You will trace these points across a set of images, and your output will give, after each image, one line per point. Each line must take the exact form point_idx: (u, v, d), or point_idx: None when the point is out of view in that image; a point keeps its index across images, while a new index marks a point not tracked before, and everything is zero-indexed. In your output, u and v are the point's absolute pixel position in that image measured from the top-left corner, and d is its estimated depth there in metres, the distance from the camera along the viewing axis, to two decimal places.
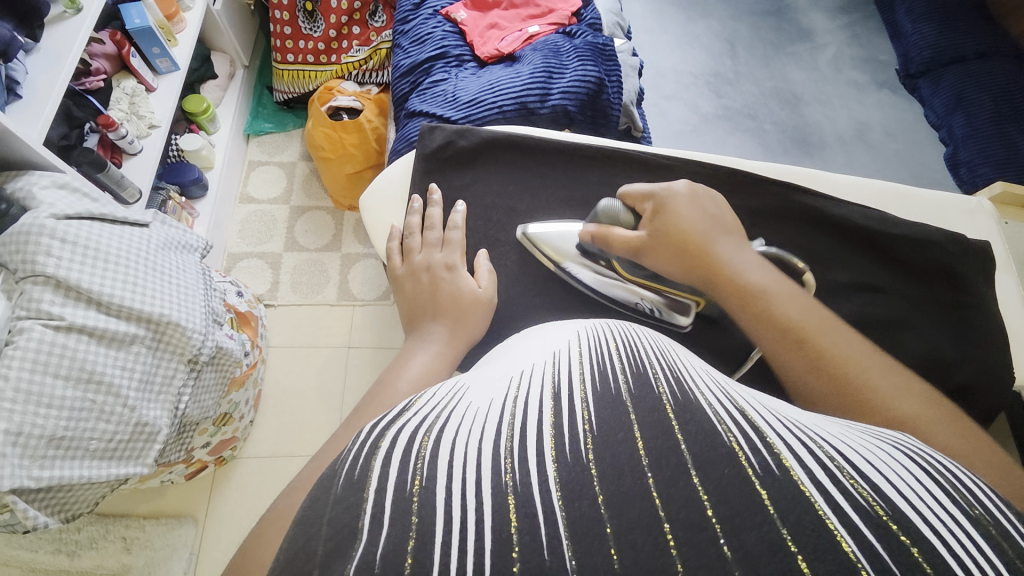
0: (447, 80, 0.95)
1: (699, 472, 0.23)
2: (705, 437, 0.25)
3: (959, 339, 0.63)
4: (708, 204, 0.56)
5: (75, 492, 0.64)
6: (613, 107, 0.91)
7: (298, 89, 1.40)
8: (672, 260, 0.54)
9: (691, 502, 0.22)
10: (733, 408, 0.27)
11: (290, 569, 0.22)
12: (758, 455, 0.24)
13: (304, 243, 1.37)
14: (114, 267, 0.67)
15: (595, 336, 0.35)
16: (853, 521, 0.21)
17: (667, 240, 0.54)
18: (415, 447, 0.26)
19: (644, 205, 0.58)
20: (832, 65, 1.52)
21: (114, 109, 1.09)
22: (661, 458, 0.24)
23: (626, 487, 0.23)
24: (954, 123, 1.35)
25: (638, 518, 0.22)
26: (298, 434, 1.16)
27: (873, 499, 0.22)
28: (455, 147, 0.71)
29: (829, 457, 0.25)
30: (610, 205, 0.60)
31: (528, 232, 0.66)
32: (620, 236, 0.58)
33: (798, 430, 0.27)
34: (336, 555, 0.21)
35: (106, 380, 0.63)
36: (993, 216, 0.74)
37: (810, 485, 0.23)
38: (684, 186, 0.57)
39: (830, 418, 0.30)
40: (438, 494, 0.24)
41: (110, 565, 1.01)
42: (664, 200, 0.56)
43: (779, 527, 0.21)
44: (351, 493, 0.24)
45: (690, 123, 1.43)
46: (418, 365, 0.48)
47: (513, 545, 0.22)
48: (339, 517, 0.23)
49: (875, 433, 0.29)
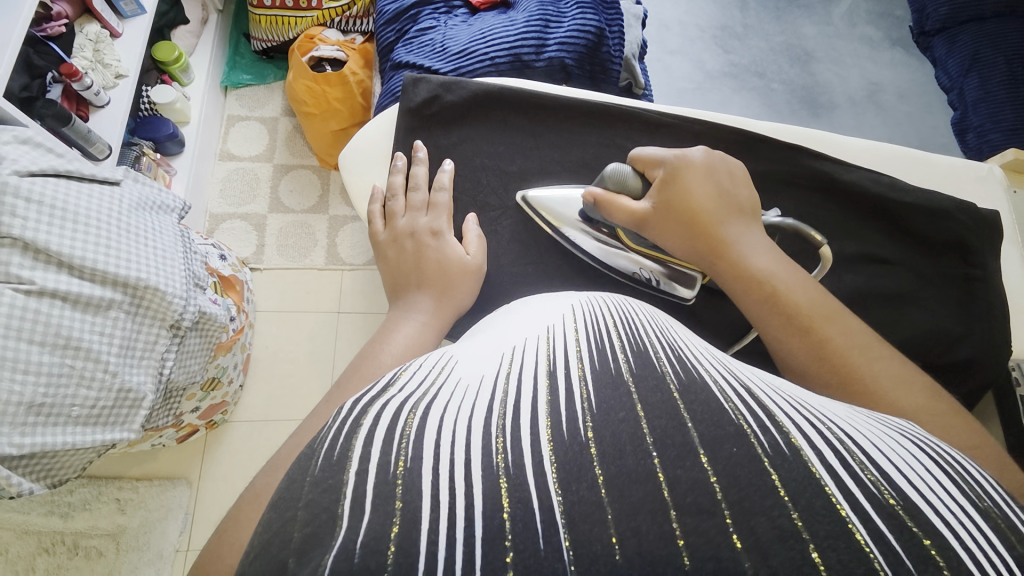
0: (436, 28, 0.88)
1: (706, 452, 0.21)
2: (712, 415, 0.23)
3: (964, 312, 0.63)
4: (721, 176, 0.53)
5: (60, 458, 0.63)
6: (613, 61, 0.85)
7: (277, 37, 1.30)
8: (680, 235, 0.51)
9: (699, 486, 0.20)
10: (740, 387, 0.26)
11: (267, 553, 0.20)
12: (768, 435, 0.23)
13: (289, 204, 1.32)
14: (85, 229, 0.63)
15: (591, 311, 0.33)
16: (864, 509, 0.20)
17: (677, 214, 0.51)
18: (400, 423, 0.23)
19: (654, 171, 0.55)
20: (845, 19, 1.43)
21: (77, 57, 1.01)
22: (665, 438, 0.22)
23: (627, 469, 0.21)
24: (966, 86, 1.30)
25: (641, 502, 0.20)
26: (289, 399, 1.16)
27: (882, 486, 0.21)
28: (441, 102, 0.66)
29: (839, 441, 0.23)
30: (617, 170, 0.56)
31: (528, 196, 0.63)
32: (625, 204, 0.55)
33: (806, 412, 0.25)
34: (314, 540, 0.19)
35: (84, 346, 0.60)
36: (1002, 182, 0.71)
37: (820, 469, 0.21)
38: (698, 155, 0.54)
39: (835, 403, 0.29)
40: (424, 476, 0.21)
41: (105, 525, 1.03)
42: (676, 169, 0.53)
43: (790, 511, 0.19)
44: (330, 475, 0.21)
45: (693, 81, 1.36)
46: (402, 337, 0.46)
47: (506, 533, 0.19)
48: (317, 502, 0.20)
49: (880, 420, 0.28)
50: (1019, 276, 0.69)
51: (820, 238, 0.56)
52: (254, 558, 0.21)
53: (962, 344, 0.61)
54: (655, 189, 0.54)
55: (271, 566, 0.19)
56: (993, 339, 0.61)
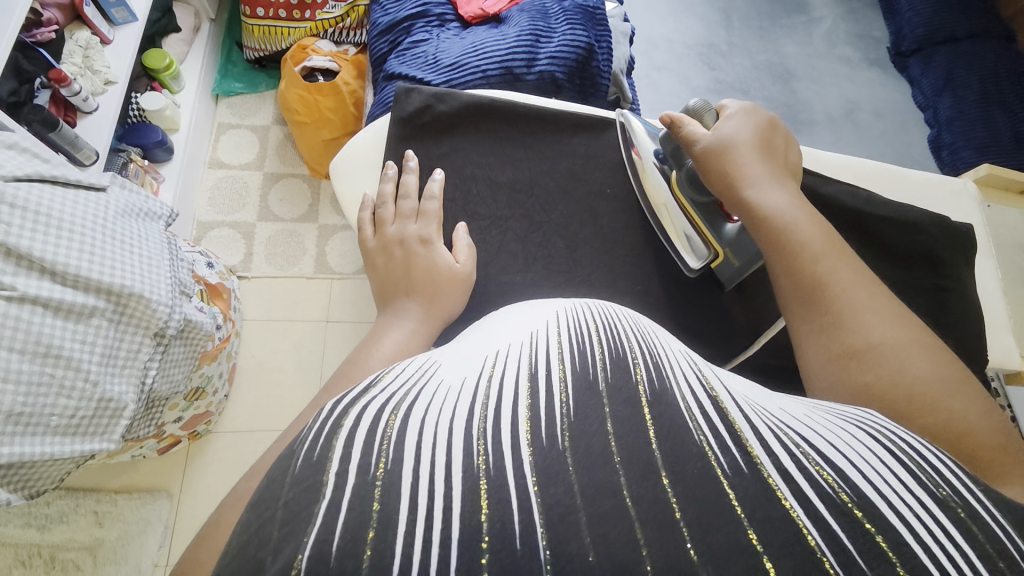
0: (428, 40, 0.89)
1: (669, 472, 0.21)
2: (676, 433, 0.23)
3: (941, 322, 0.64)
4: (768, 135, 0.55)
5: (37, 470, 0.61)
6: (602, 76, 0.87)
7: (270, 46, 1.31)
8: (716, 173, 0.54)
9: (661, 499, 0.21)
10: (704, 397, 0.26)
11: (243, 554, 0.20)
12: (726, 454, 0.23)
13: (279, 212, 1.32)
14: (69, 235, 0.62)
15: (575, 316, 0.34)
16: (822, 515, 0.20)
17: (728, 158, 0.53)
18: (381, 424, 0.23)
19: (723, 113, 0.58)
20: (825, 40, 1.48)
21: (67, 62, 1.00)
22: (633, 453, 0.22)
23: (597, 481, 0.21)
24: (942, 105, 1.35)
25: (609, 513, 0.20)
26: (275, 409, 1.14)
27: (838, 486, 0.22)
28: (433, 112, 0.67)
29: (795, 445, 0.23)
30: (703, 102, 0.59)
31: (620, 117, 0.68)
32: (689, 134, 0.57)
33: (765, 415, 0.25)
34: (288, 538, 0.19)
35: (66, 354, 0.59)
36: (976, 198, 0.74)
37: (777, 479, 0.22)
38: (756, 112, 0.57)
39: (794, 401, 0.29)
40: (404, 478, 0.21)
41: (81, 539, 1.00)
42: (743, 114, 0.56)
43: (745, 525, 0.20)
44: (310, 474, 0.21)
45: (681, 95, 1.40)
46: (391, 343, 0.46)
47: (483, 533, 0.20)
48: (297, 500, 0.20)
49: (832, 411, 0.29)
50: (994, 288, 0.71)
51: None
52: (232, 558, 0.20)
53: None
54: (719, 126, 0.56)
55: (248, 566, 0.19)
56: (968, 346, 0.64)
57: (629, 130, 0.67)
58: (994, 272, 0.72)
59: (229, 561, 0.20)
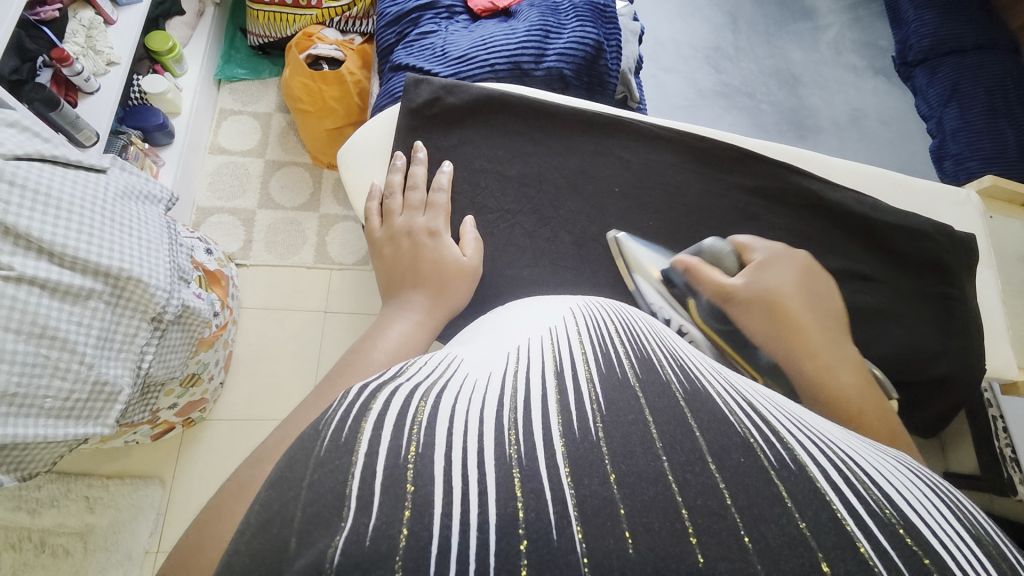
0: (436, 32, 0.89)
1: (715, 461, 0.21)
2: (718, 424, 0.23)
3: (941, 331, 0.66)
4: (817, 282, 0.52)
5: (31, 451, 0.61)
6: (611, 74, 0.86)
7: (274, 33, 1.30)
8: (763, 316, 0.47)
9: (709, 490, 0.20)
10: (738, 401, 0.26)
11: (265, 533, 0.19)
12: (773, 449, 0.22)
13: (279, 200, 1.31)
14: (66, 215, 0.61)
15: (591, 316, 0.34)
16: (868, 525, 0.20)
17: (763, 301, 0.48)
18: (411, 409, 0.22)
19: (752, 256, 0.56)
20: (831, 47, 1.49)
21: (68, 41, 0.99)
22: (675, 442, 0.21)
23: (639, 469, 0.20)
24: (946, 115, 1.35)
25: (652, 501, 0.19)
26: (271, 398, 1.13)
27: (885, 506, 0.21)
28: (442, 104, 0.66)
29: (842, 460, 0.23)
30: (716, 246, 0.59)
31: (619, 237, 0.65)
32: (715, 277, 0.54)
33: (808, 430, 0.25)
34: (319, 523, 0.18)
35: (61, 335, 0.58)
36: (980, 209, 0.74)
37: (825, 484, 0.21)
38: (800, 256, 0.55)
39: (833, 426, 0.29)
40: (436, 462, 0.20)
41: (73, 524, 0.99)
42: (776, 259, 0.54)
43: (798, 520, 0.19)
44: (336, 455, 0.20)
45: (687, 98, 1.40)
46: (396, 334, 0.46)
47: (518, 522, 0.18)
48: (322, 481, 0.19)
49: (879, 448, 0.28)
50: (995, 298, 0.72)
51: (892, 388, 0.55)
52: (252, 538, 0.19)
53: (938, 362, 0.65)
54: (751, 270, 0.53)
55: (271, 551, 0.18)
56: (968, 356, 0.65)
57: (631, 250, 0.64)
58: (996, 283, 0.73)
59: (250, 540, 0.19)
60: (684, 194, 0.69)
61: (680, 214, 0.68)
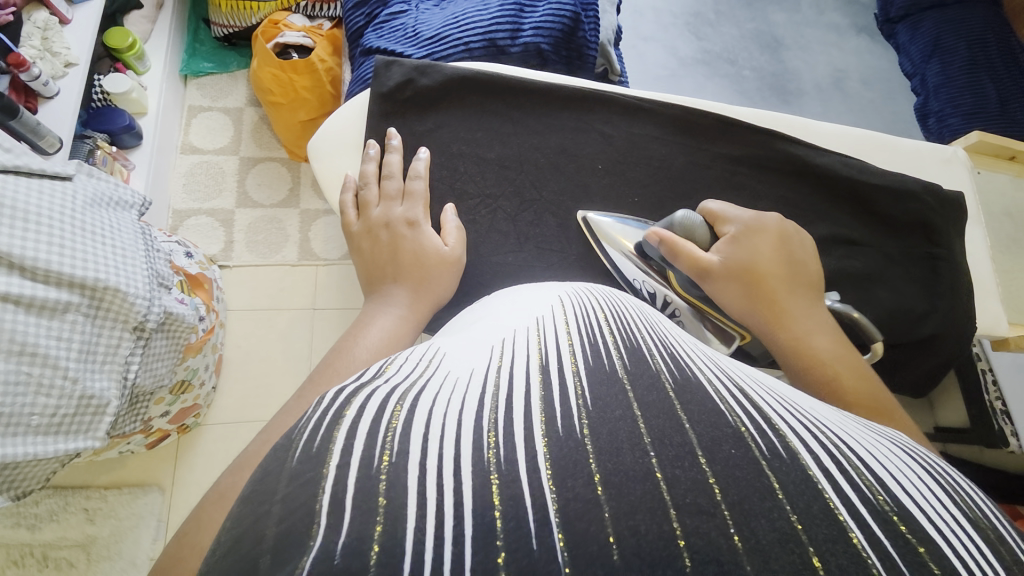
0: (406, 11, 0.85)
1: (705, 454, 0.20)
2: (709, 416, 0.22)
3: (931, 290, 0.66)
4: (794, 246, 0.55)
5: (21, 471, 0.59)
6: (590, 47, 0.83)
7: (238, 23, 1.25)
8: (741, 290, 0.51)
9: (698, 486, 0.19)
10: (730, 388, 0.25)
11: (235, 551, 0.18)
12: (765, 438, 0.21)
13: (258, 198, 1.28)
14: (35, 227, 0.59)
15: (581, 305, 0.33)
16: (863, 514, 0.19)
17: (737, 274, 0.52)
18: (386, 416, 0.21)
19: (725, 227, 0.56)
20: (813, 8, 1.46)
21: (24, 45, 0.94)
22: (663, 437, 0.21)
23: (625, 467, 0.19)
24: (928, 72, 1.34)
25: (640, 500, 0.18)
26: (266, 400, 1.12)
27: (879, 492, 0.20)
28: (414, 86, 0.64)
29: (835, 445, 0.22)
30: (687, 216, 0.57)
31: (588, 216, 0.64)
32: (691, 249, 0.54)
33: (800, 415, 0.24)
34: (292, 539, 0.17)
35: (42, 351, 0.56)
36: (966, 165, 0.74)
37: (818, 472, 0.20)
38: (773, 221, 0.56)
39: (827, 408, 0.28)
40: (411, 471, 0.19)
41: (73, 537, 0.99)
42: (750, 229, 0.55)
43: (789, 513, 0.18)
44: (308, 468, 0.19)
45: (668, 68, 1.37)
46: (378, 331, 0.45)
47: (497, 531, 0.18)
48: (295, 496, 0.18)
49: (872, 428, 0.28)
50: (983, 255, 0.72)
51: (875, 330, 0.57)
52: (226, 554, 0.18)
53: (928, 321, 0.65)
54: (725, 244, 0.54)
55: (244, 564, 0.17)
56: (956, 314, 0.65)
57: (602, 225, 0.63)
58: (984, 239, 0.72)
59: (221, 558, 0.18)
60: (669, 167, 0.67)
61: (666, 188, 0.67)
